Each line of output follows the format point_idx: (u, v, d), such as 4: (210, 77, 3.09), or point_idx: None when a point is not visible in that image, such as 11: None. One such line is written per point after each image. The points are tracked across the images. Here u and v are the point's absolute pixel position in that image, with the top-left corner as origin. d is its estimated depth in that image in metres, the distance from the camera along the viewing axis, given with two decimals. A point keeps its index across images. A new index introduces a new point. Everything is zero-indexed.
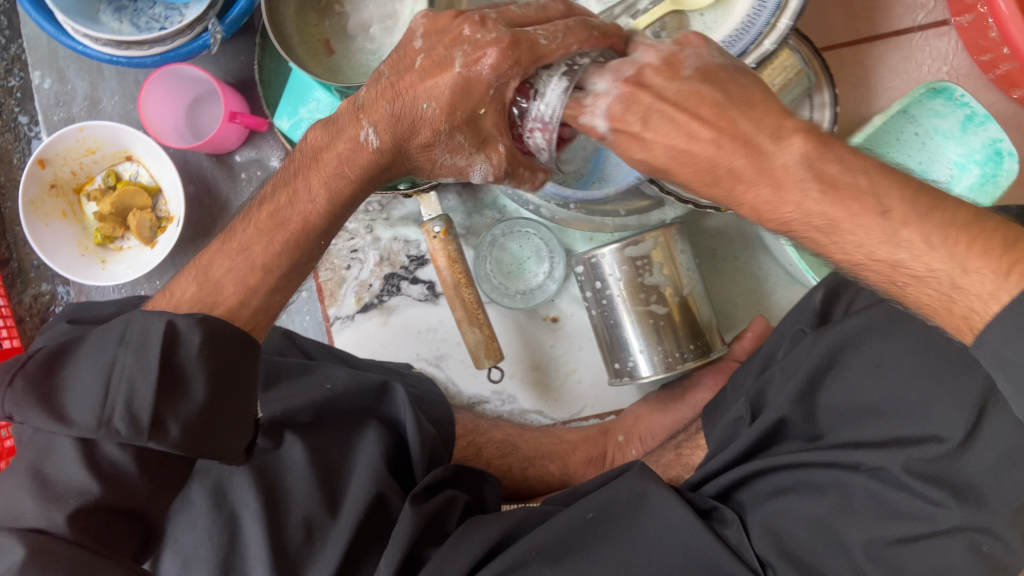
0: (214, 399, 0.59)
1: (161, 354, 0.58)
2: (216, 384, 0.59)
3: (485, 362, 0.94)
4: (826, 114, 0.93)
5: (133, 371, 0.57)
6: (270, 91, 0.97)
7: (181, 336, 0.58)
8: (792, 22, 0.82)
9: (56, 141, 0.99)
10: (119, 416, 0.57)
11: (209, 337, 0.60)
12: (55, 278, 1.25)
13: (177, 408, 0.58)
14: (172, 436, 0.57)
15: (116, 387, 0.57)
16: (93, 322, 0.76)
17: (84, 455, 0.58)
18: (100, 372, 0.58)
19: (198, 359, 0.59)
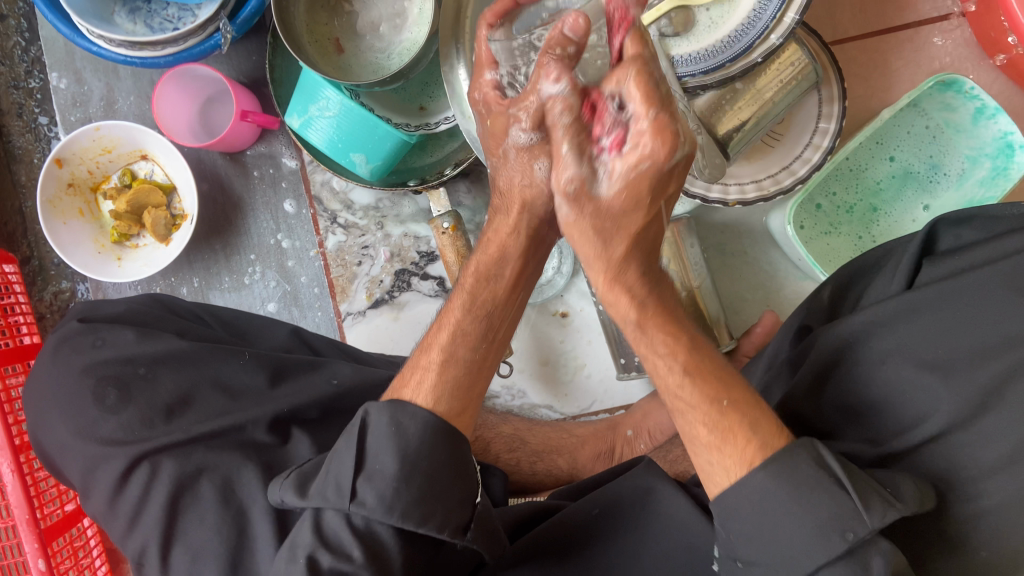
0: (409, 470, 0.58)
1: (359, 437, 0.60)
2: (410, 454, 0.59)
3: (494, 356, 0.95)
4: (834, 109, 0.94)
5: (343, 453, 0.60)
6: (282, 89, 0.98)
7: (369, 421, 0.60)
8: (799, 16, 0.83)
9: (73, 141, 1.00)
10: (332, 489, 0.59)
11: (395, 416, 0.60)
12: (74, 275, 1.28)
13: (372, 478, 0.58)
14: (369, 503, 0.57)
15: (329, 474, 0.60)
16: (104, 318, 0.78)
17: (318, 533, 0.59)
18: (325, 468, 0.61)
19: (387, 436, 0.59)
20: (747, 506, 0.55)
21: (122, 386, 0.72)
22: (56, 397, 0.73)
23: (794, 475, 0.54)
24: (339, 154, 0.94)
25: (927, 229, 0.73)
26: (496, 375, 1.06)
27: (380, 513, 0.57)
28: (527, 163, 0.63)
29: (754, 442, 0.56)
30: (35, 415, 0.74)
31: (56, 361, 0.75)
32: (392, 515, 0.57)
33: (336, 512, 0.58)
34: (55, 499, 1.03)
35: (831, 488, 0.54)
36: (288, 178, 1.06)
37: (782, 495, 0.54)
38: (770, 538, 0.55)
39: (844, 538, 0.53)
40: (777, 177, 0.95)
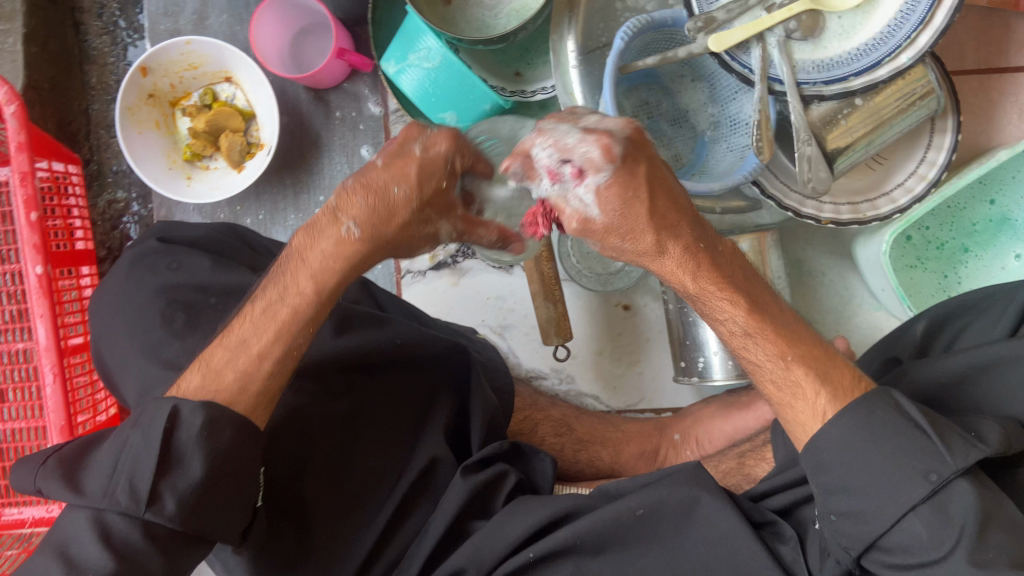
0: (216, 474, 0.56)
1: (163, 437, 0.56)
2: (219, 457, 0.56)
3: (553, 340, 0.92)
4: (946, 141, 0.90)
5: (138, 447, 0.56)
6: (381, 32, 0.95)
7: (180, 419, 0.56)
8: (934, 41, 0.79)
9: (161, 51, 0.98)
10: (121, 490, 0.55)
11: (211, 418, 0.57)
12: (132, 186, 1.27)
13: (174, 478, 0.55)
14: (166, 510, 0.54)
15: (121, 466, 0.56)
16: (182, 242, 0.76)
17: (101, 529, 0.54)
18: (110, 454, 0.57)
19: (195, 439, 0.56)
20: (832, 457, 0.57)
21: (191, 312, 0.70)
22: (124, 314, 0.71)
23: (872, 422, 0.56)
24: (430, 109, 0.91)
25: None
26: (549, 357, 1.04)
27: (174, 521, 0.55)
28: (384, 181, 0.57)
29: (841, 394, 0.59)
30: (100, 327, 0.73)
31: (129, 279, 0.73)
32: (185, 514, 0.55)
33: (121, 516, 0.54)
34: (89, 408, 1.04)
35: (899, 423, 0.55)
36: (370, 124, 1.03)
37: (861, 439, 0.56)
38: (863, 483, 0.55)
39: (926, 479, 0.53)
40: (876, 203, 0.92)
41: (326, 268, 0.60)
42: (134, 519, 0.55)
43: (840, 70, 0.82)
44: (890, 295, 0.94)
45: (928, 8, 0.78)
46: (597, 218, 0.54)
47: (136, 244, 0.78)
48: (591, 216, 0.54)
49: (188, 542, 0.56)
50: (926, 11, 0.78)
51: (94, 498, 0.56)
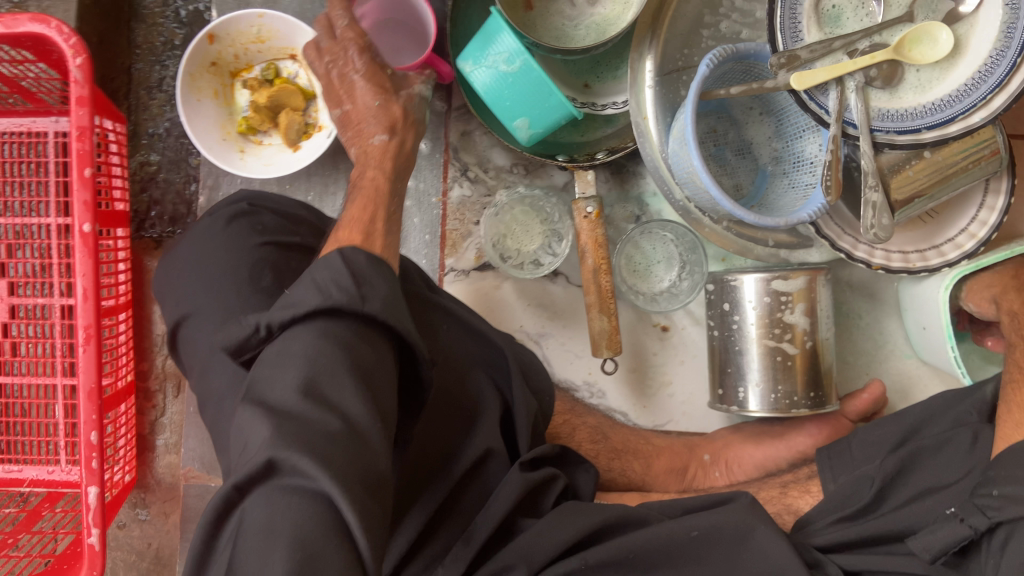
0: (395, 294, 0.58)
1: (342, 262, 0.58)
2: (386, 283, 0.59)
3: (603, 352, 0.94)
4: (999, 202, 0.91)
5: (327, 272, 0.57)
6: (457, 31, 0.95)
7: (349, 256, 0.59)
8: (1008, 104, 0.81)
9: (231, 21, 0.96)
10: (332, 289, 0.55)
11: (368, 258, 0.60)
12: (166, 151, 1.24)
13: (369, 290, 0.56)
14: (372, 308, 0.55)
15: (315, 282, 0.56)
16: (267, 209, 0.79)
17: (321, 336, 0.53)
18: (304, 286, 0.57)
19: (366, 267, 0.59)
20: None
21: (276, 278, 0.72)
22: (201, 277, 0.73)
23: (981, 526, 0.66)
24: (505, 112, 0.93)
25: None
26: (583, 368, 1.04)
27: (385, 315, 0.56)
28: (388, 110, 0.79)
29: None
30: (173, 289, 0.74)
31: (218, 232, 0.75)
32: (392, 313, 0.56)
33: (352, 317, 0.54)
34: (113, 372, 1.03)
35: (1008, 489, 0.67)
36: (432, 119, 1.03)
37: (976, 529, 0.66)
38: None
39: None
40: (926, 254, 0.94)
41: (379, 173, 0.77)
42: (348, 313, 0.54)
43: (913, 120, 0.84)
44: (935, 332, 0.95)
45: (1007, 71, 0.79)
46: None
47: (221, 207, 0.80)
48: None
49: (377, 358, 0.55)
50: (1004, 74, 0.80)
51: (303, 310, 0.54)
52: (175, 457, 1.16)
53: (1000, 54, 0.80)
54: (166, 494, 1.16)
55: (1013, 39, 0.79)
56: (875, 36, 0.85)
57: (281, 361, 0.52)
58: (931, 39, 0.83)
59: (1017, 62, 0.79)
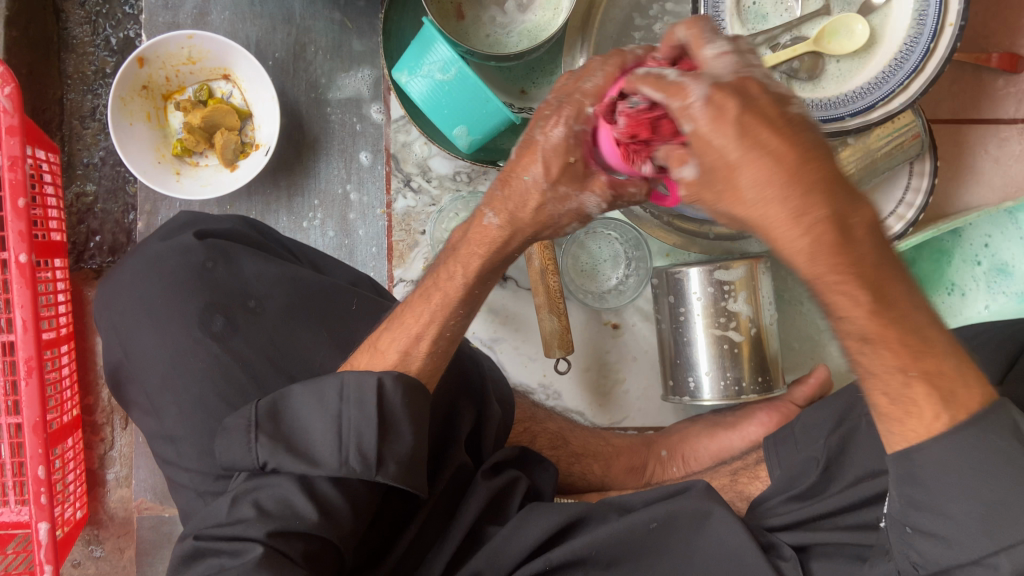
0: (417, 437, 0.62)
1: (378, 404, 0.60)
2: (417, 425, 0.62)
3: (555, 352, 0.95)
4: (924, 183, 0.96)
5: (361, 416, 0.60)
6: (391, 44, 0.96)
7: (388, 392, 0.61)
8: (924, 88, 0.85)
9: (161, 43, 0.96)
10: (353, 454, 0.59)
11: (405, 387, 0.62)
12: (101, 180, 1.22)
13: (393, 445, 0.60)
14: (389, 471, 0.60)
15: (345, 423, 0.60)
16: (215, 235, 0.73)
17: (306, 489, 0.59)
18: (326, 416, 0.60)
19: (399, 407, 0.61)
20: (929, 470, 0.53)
21: (228, 317, 0.68)
22: (149, 312, 0.69)
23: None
24: (443, 121, 0.93)
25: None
26: (537, 371, 1.04)
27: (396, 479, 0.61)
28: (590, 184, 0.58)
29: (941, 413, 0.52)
30: (117, 324, 0.70)
31: (165, 268, 0.70)
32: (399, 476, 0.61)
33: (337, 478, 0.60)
34: (57, 406, 1.01)
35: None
36: (371, 132, 1.03)
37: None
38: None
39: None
40: None
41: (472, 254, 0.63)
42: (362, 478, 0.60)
43: (837, 108, 0.88)
44: None
45: (921, 58, 0.84)
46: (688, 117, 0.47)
47: (166, 235, 0.75)
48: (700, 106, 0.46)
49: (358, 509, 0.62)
50: (919, 60, 0.85)
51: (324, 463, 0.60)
52: (126, 491, 1.14)
53: (913, 42, 0.85)
54: (119, 529, 1.13)
55: (924, 27, 0.85)
56: (794, 30, 0.89)
57: (268, 497, 0.59)
58: (848, 31, 0.88)
59: (930, 46, 0.84)
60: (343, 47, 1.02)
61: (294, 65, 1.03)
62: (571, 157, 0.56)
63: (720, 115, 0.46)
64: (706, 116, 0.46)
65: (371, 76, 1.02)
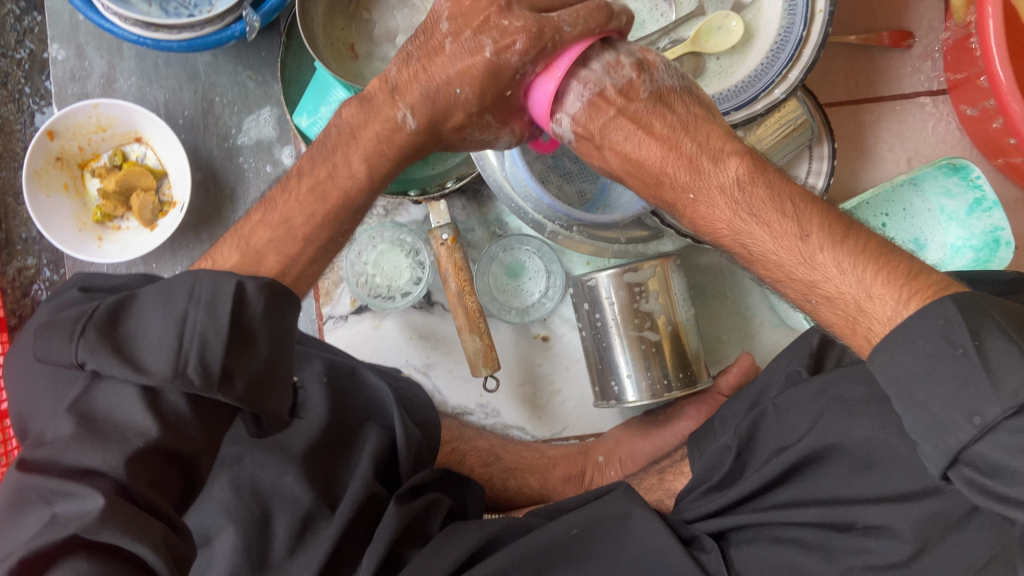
0: (252, 351, 0.55)
1: (232, 311, 0.54)
2: (267, 335, 0.56)
3: (481, 370, 0.97)
4: (824, 166, 0.98)
5: (204, 318, 0.53)
6: (292, 89, 0.99)
7: (249, 300, 0.55)
8: (803, 75, 0.87)
9: (68, 114, 0.98)
10: (193, 365, 0.53)
11: (272, 295, 0.57)
12: (43, 253, 1.16)
13: (242, 361, 0.55)
14: (237, 391, 0.54)
15: (190, 326, 0.53)
16: (103, 291, 0.75)
17: (148, 401, 0.53)
18: (162, 322, 0.54)
19: (255, 307, 0.56)
20: (908, 372, 0.53)
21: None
22: (19, 370, 0.66)
23: (946, 322, 0.52)
24: None
25: None
26: (474, 392, 1.06)
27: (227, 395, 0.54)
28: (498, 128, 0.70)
29: (891, 296, 0.56)
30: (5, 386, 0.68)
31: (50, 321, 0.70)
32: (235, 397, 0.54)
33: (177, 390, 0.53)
34: (5, 479, 1.02)
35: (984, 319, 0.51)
36: (285, 178, 1.06)
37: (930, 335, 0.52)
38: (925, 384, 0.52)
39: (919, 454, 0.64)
40: None
41: (378, 152, 0.68)
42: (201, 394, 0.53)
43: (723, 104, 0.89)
44: None
45: (795, 46, 0.86)
46: (617, 83, 0.65)
47: (56, 293, 0.77)
48: (620, 91, 0.65)
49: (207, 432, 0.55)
50: (793, 49, 0.86)
51: (155, 371, 0.52)
52: None
53: (787, 32, 0.87)
54: None
55: (795, 17, 0.87)
56: (671, 33, 0.94)
57: (100, 408, 0.53)
58: (724, 28, 0.91)
59: (803, 33, 0.85)
60: (249, 98, 1.05)
61: (204, 120, 1.05)
62: (507, 92, 0.66)
63: (629, 93, 0.65)
64: (616, 117, 0.65)
65: (272, 114, 1.05)
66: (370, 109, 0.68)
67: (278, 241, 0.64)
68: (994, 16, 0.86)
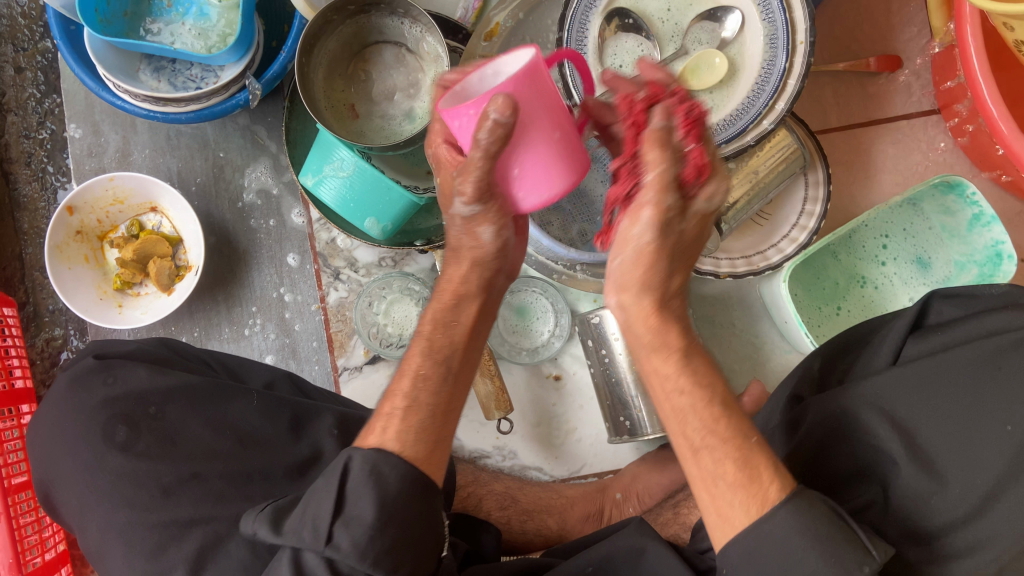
0: (385, 518, 0.58)
1: (338, 483, 0.59)
2: (388, 503, 0.58)
3: (495, 414, 0.98)
4: (820, 192, 0.99)
5: (323, 493, 0.59)
6: (296, 151, 1.03)
7: (351, 471, 0.60)
8: (789, 105, 0.88)
9: (86, 189, 1.03)
10: (307, 527, 0.58)
11: (376, 464, 0.60)
12: (69, 322, 1.18)
13: (349, 525, 0.57)
14: (342, 549, 0.57)
15: (307, 513, 0.59)
16: (117, 356, 0.82)
17: (294, 567, 0.58)
18: (302, 505, 0.60)
19: (367, 482, 0.59)
20: (749, 552, 0.57)
21: (131, 425, 0.76)
22: (66, 434, 0.77)
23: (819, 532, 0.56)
24: (352, 214, 0.98)
25: (920, 301, 0.78)
26: (490, 434, 1.07)
27: (354, 560, 0.56)
28: (473, 228, 0.68)
29: (774, 483, 0.58)
30: (45, 459, 0.78)
31: (77, 397, 0.79)
32: (365, 564, 0.56)
33: (313, 553, 0.58)
34: (37, 545, 1.04)
35: (850, 538, 0.56)
36: (295, 235, 1.09)
37: (799, 540, 0.55)
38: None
39: (860, 571, 0.55)
40: (766, 254, 1.00)
41: (448, 308, 0.70)
42: (319, 555, 0.57)
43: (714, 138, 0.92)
44: (792, 325, 0.98)
45: (779, 77, 0.88)
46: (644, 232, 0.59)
47: (74, 363, 0.83)
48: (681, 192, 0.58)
49: None
50: (778, 80, 0.88)
51: (289, 538, 0.59)
52: None
53: (770, 65, 0.89)
54: None
55: (776, 50, 0.89)
56: None
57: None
58: (709, 66, 0.91)
59: (785, 64, 0.88)
60: (258, 162, 1.09)
61: (216, 186, 1.09)
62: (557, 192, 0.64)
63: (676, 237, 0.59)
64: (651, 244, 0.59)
65: (268, 167, 1.09)
66: (456, 257, 0.71)
67: (395, 421, 0.64)
68: (973, 34, 0.87)
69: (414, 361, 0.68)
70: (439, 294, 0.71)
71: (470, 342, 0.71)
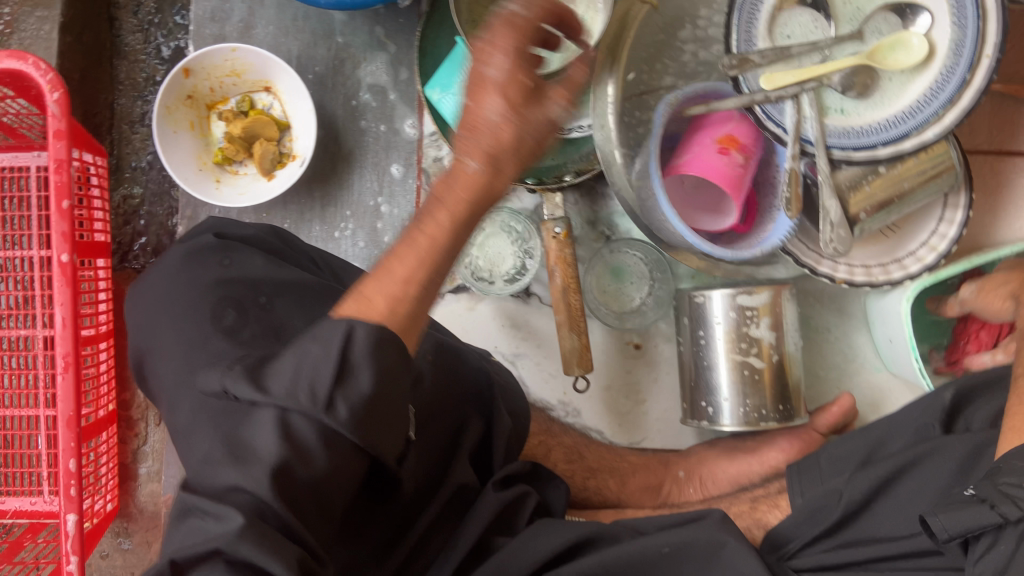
0: (381, 384, 0.53)
1: (338, 350, 0.52)
2: (387, 368, 0.53)
3: (574, 370, 0.96)
4: (958, 216, 0.92)
5: (319, 352, 0.52)
6: (427, 60, 0.97)
7: (353, 335, 0.52)
8: (959, 120, 0.78)
9: (207, 55, 0.99)
10: (303, 390, 0.52)
11: (377, 334, 0.53)
12: (149, 183, 1.17)
13: (348, 388, 0.52)
14: (341, 415, 0.52)
15: (299, 366, 0.53)
16: (236, 239, 0.81)
17: (281, 426, 0.52)
18: (293, 360, 0.53)
19: (367, 351, 0.52)
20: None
21: (239, 311, 0.73)
22: (170, 307, 0.75)
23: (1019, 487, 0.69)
24: None
25: None
26: (558, 388, 1.05)
27: (348, 427, 0.52)
28: (514, 112, 0.55)
29: None
30: (143, 328, 0.76)
31: (187, 271, 0.77)
32: (360, 431, 0.52)
33: (305, 416, 0.52)
34: (93, 402, 1.03)
35: None
36: (402, 145, 1.06)
37: None
38: None
39: None
40: (888, 268, 0.94)
41: (463, 196, 0.56)
42: (313, 419, 0.52)
43: (869, 137, 0.82)
44: (901, 344, 0.98)
45: (957, 88, 0.77)
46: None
47: (189, 236, 0.83)
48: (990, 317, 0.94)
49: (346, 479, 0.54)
50: (955, 90, 0.78)
51: (278, 397, 0.52)
52: (158, 485, 1.17)
53: (949, 70, 0.78)
54: (149, 523, 1.16)
55: (961, 55, 0.77)
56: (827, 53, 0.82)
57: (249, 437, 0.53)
58: (904, 49, 0.80)
59: (966, 77, 0.77)
60: (382, 63, 1.05)
61: (333, 79, 1.05)
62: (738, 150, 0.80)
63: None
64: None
65: (389, 67, 1.05)
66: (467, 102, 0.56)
67: (389, 288, 0.56)
68: None
69: (414, 234, 0.57)
70: (454, 169, 0.57)
71: (468, 226, 0.58)
